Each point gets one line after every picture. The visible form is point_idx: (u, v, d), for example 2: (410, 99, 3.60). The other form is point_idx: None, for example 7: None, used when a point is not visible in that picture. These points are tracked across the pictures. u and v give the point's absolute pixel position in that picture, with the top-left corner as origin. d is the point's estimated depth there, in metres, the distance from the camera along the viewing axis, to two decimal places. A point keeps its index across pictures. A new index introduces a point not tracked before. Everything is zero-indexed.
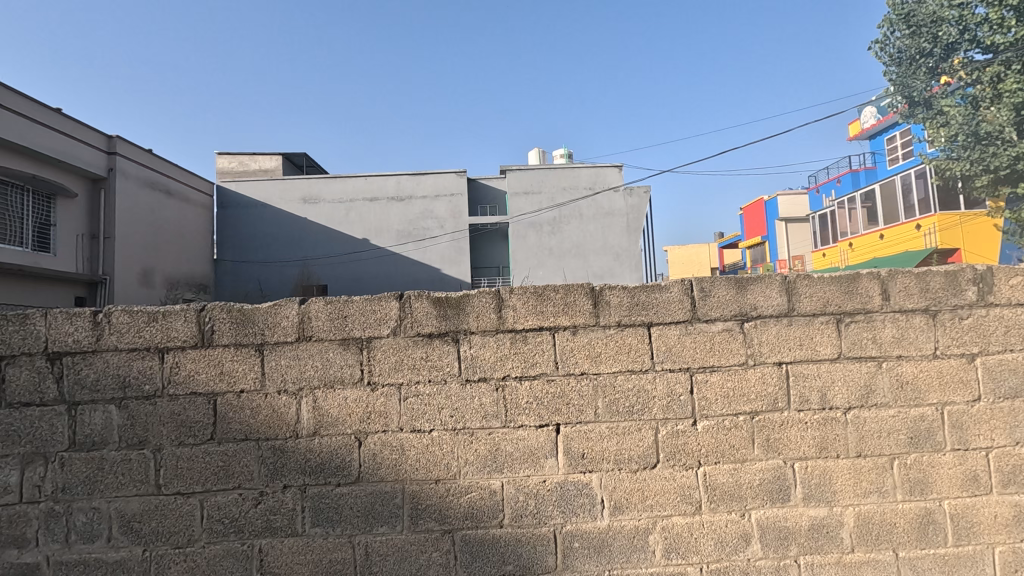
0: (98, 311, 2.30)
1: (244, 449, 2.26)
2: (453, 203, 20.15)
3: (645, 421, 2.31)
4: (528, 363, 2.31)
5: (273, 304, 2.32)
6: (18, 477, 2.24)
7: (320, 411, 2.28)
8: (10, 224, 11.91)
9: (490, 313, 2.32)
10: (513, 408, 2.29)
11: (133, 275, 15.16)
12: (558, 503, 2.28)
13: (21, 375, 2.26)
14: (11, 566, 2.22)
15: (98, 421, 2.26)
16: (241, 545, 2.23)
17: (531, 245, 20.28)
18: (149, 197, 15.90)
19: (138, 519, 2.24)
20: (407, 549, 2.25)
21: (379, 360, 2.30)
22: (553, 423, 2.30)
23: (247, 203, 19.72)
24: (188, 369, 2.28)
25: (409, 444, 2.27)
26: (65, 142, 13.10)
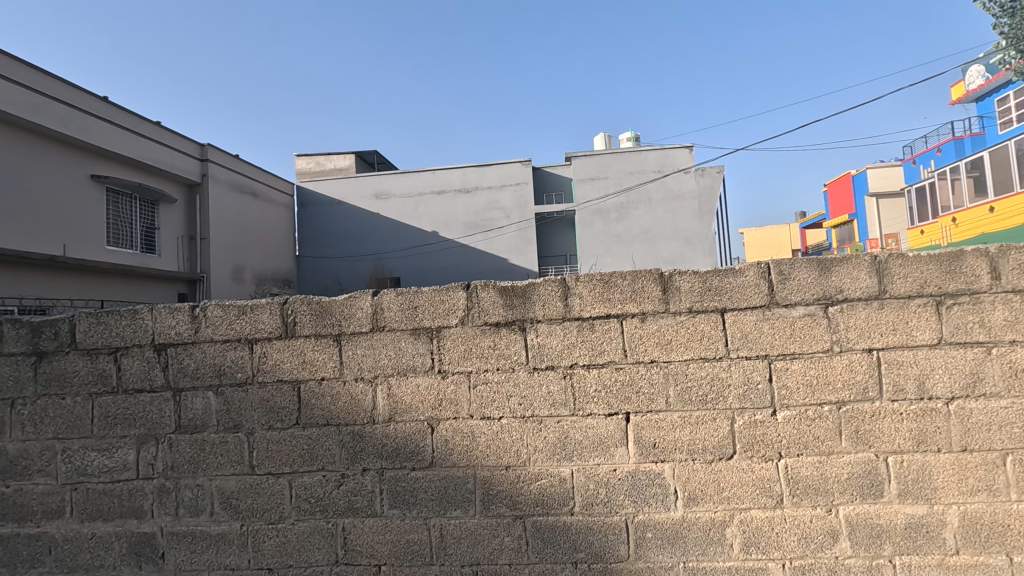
0: (195, 306, 2.50)
1: (326, 434, 2.40)
2: (518, 193, 20.21)
3: (721, 411, 2.23)
4: (596, 352, 2.29)
5: (348, 296, 2.43)
6: (134, 456, 2.50)
7: (395, 398, 2.37)
8: (122, 229, 13.32)
9: (556, 301, 2.31)
10: (581, 397, 2.28)
11: (226, 272, 16.44)
12: (630, 493, 2.24)
13: (134, 364, 2.51)
14: (131, 535, 2.48)
15: (199, 406, 2.47)
16: (326, 523, 2.38)
17: (598, 232, 19.96)
18: (237, 199, 17.15)
19: (236, 495, 2.43)
20: (480, 533, 2.30)
21: (449, 349, 2.36)
22: (622, 411, 2.26)
23: (324, 201, 20.73)
24: (274, 359, 2.44)
25: (478, 431, 2.31)
26: (164, 152, 14.40)
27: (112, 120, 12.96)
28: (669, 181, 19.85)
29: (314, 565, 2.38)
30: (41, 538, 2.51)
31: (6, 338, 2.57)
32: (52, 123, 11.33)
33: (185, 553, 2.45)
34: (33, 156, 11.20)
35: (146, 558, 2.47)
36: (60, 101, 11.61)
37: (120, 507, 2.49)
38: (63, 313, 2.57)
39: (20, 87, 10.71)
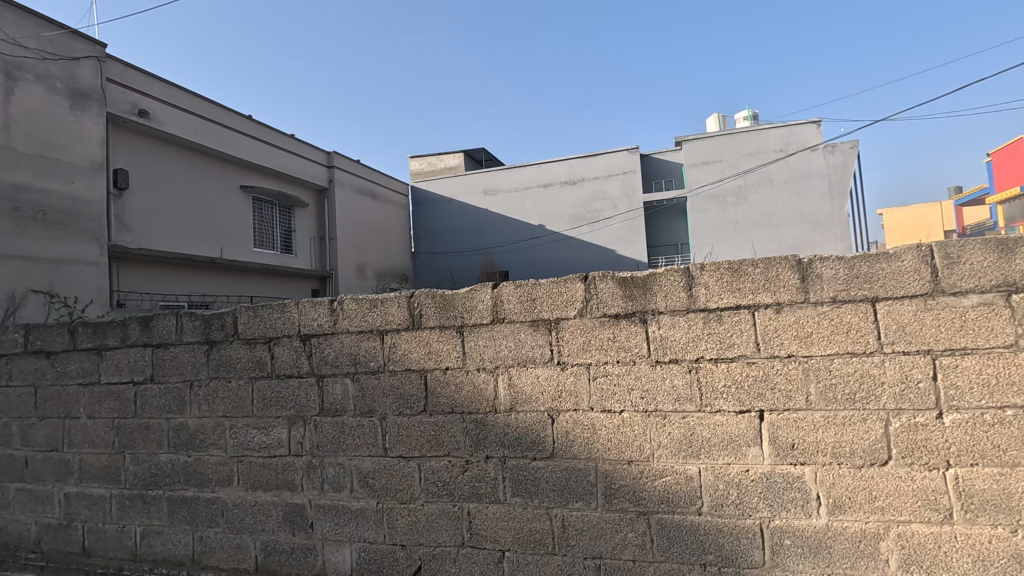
0: (334, 300, 2.73)
1: (451, 421, 2.50)
2: (626, 182, 19.71)
3: (876, 412, 2.00)
4: (726, 345, 2.16)
5: (469, 289, 2.51)
6: (286, 434, 2.78)
7: (515, 388, 2.42)
8: (266, 233, 15.07)
9: (679, 292, 2.21)
10: (709, 391, 2.17)
11: (351, 269, 17.89)
12: (764, 495, 2.10)
13: (285, 352, 2.80)
14: (286, 505, 2.77)
15: (339, 391, 2.70)
16: (453, 506, 2.49)
17: (712, 219, 18.88)
18: (360, 201, 18.57)
19: (373, 475, 2.63)
20: (602, 526, 2.28)
21: (568, 341, 2.35)
22: (755, 408, 2.12)
23: (436, 199, 21.71)
24: (402, 349, 2.59)
25: (599, 424, 2.29)
26: (297, 161, 16.02)
27: (256, 136, 14.67)
28: (793, 160, 18.29)
29: (443, 546, 2.50)
30: (215, 502, 2.89)
31: (185, 328, 2.99)
32: (209, 142, 13.11)
33: (330, 525, 2.69)
34: (195, 172, 13.09)
35: (298, 526, 2.75)
36: (216, 122, 13.36)
37: (276, 479, 2.80)
38: (227, 307, 2.93)
39: (185, 113, 12.51)
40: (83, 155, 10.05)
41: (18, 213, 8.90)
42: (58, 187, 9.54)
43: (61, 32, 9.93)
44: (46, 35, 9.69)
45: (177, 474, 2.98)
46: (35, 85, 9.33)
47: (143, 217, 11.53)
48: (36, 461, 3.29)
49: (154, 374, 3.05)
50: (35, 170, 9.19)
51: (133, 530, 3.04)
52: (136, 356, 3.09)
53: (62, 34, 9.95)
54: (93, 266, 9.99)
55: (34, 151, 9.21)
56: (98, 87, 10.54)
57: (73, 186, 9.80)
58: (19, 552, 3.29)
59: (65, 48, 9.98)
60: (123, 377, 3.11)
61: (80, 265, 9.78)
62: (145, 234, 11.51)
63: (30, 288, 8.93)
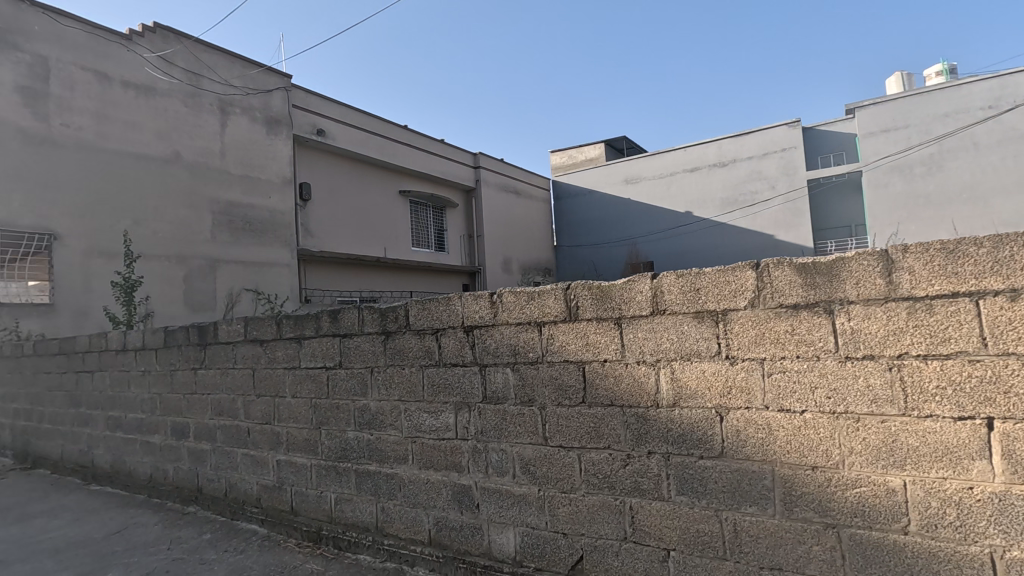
0: (493, 293, 2.85)
1: (611, 413, 2.48)
2: (785, 159, 17.92)
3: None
4: (938, 339, 1.84)
5: (627, 280, 2.46)
6: (453, 419, 2.98)
7: (679, 382, 2.31)
8: (421, 232, 17.28)
9: (876, 278, 1.94)
10: (916, 393, 1.87)
11: (497, 264, 19.08)
12: (997, 519, 1.75)
13: (450, 342, 2.99)
14: (454, 485, 2.97)
15: (500, 380, 2.82)
16: (614, 500, 2.46)
17: (897, 195, 16.37)
18: (504, 198, 19.67)
19: (534, 463, 2.70)
20: (782, 536, 2.09)
21: (737, 334, 2.19)
22: (981, 416, 1.78)
23: (577, 192, 21.69)
24: (560, 340, 2.62)
25: (777, 425, 2.09)
26: (447, 165, 17.75)
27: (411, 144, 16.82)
28: (1006, 119, 15.34)
29: (605, 538, 2.49)
30: (394, 477, 3.20)
31: (365, 320, 3.34)
32: (372, 153, 15.56)
33: (495, 507, 2.82)
34: (362, 180, 15.70)
35: (466, 505, 2.93)
36: (377, 135, 15.75)
37: (445, 460, 3.01)
38: (399, 300, 3.21)
39: (353, 129, 15.05)
40: (276, 173, 13.09)
41: (234, 224, 12.05)
42: (260, 202, 12.67)
43: (257, 70, 12.90)
44: (247, 73, 12.69)
45: (362, 449, 3.35)
46: (241, 117, 12.44)
47: (322, 223, 14.42)
48: (256, 431, 3.93)
49: (341, 360, 3.46)
50: (243, 189, 12.33)
51: (329, 496, 3.49)
52: (327, 344, 3.53)
53: (259, 72, 12.95)
54: (285, 266, 13.05)
55: (242, 172, 12.32)
56: (287, 114, 13.49)
57: (271, 200, 12.90)
58: (246, 505, 3.96)
59: (261, 84, 12.98)
60: (318, 362, 3.58)
61: (277, 267, 12.87)
62: (324, 237, 14.41)
63: (243, 287, 12.08)
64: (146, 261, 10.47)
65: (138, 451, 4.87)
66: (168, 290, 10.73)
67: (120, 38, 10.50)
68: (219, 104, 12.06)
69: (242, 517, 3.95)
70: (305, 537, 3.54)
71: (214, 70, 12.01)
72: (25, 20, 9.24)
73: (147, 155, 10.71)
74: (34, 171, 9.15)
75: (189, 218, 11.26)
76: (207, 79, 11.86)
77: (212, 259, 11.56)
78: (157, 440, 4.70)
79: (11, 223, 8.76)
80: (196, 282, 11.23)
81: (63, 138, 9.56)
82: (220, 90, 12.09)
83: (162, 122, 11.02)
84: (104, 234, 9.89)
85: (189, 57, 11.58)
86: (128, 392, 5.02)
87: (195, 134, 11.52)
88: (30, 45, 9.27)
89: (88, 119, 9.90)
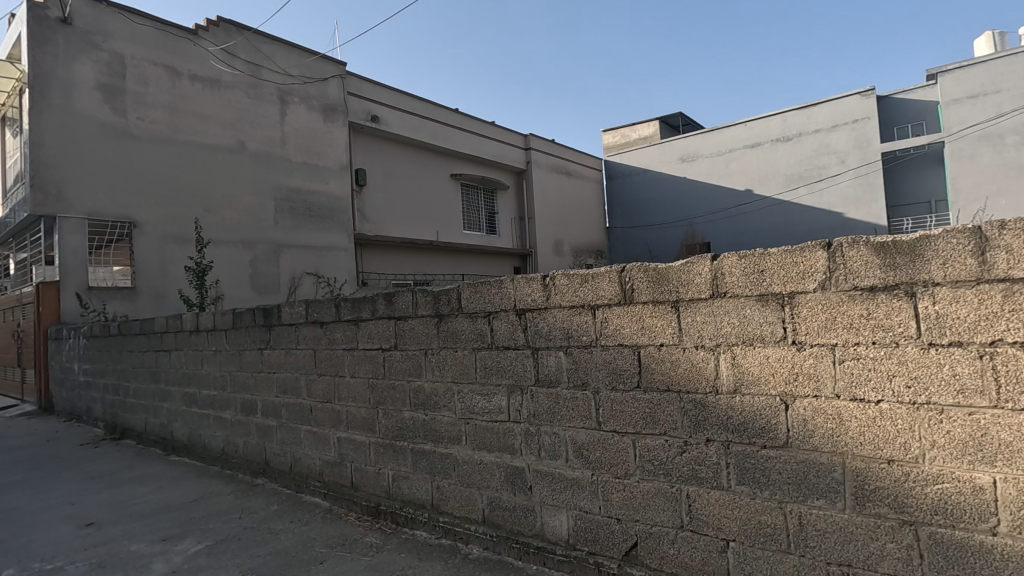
0: (546, 276, 2.82)
1: (668, 399, 2.41)
2: (857, 131, 17.47)
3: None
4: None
5: (686, 262, 2.36)
6: (506, 402, 2.99)
7: (741, 368, 2.21)
8: (472, 216, 17.85)
9: (967, 259, 1.77)
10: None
11: (550, 245, 19.59)
12: None
13: (503, 326, 2.99)
14: (507, 466, 2.99)
15: (552, 363, 2.80)
16: (670, 487, 2.41)
17: (985, 166, 15.97)
18: (556, 179, 20.08)
19: (587, 447, 2.68)
20: (1006, 556, 1.71)
21: (806, 319, 2.06)
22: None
23: (632, 171, 21.93)
24: (615, 324, 2.57)
25: (848, 415, 1.97)
26: (497, 146, 18.16)
27: (461, 127, 17.13)
28: None
29: (662, 525, 2.44)
30: (449, 457, 3.26)
31: (418, 303, 3.39)
32: (424, 137, 16.05)
33: (548, 490, 2.83)
34: (418, 165, 16.38)
35: (519, 487, 2.95)
36: (431, 119, 16.26)
37: (499, 442, 3.03)
38: (452, 283, 3.24)
39: (405, 113, 15.57)
40: (334, 160, 13.57)
41: (295, 211, 12.58)
42: (320, 188, 13.17)
43: (313, 58, 13.29)
44: (303, 61, 13.08)
45: (418, 430, 3.42)
46: (299, 105, 12.89)
47: (377, 209, 15.22)
48: (317, 409, 4.10)
49: (396, 342, 3.53)
50: (304, 175, 12.84)
51: (386, 474, 3.60)
52: (383, 326, 3.61)
53: (315, 60, 13.33)
54: (344, 251, 13.59)
55: (302, 160, 12.83)
56: (341, 100, 13.88)
57: (329, 185, 13.38)
58: (310, 479, 4.16)
59: (316, 72, 13.36)
60: (374, 344, 3.67)
61: (336, 251, 13.43)
62: (379, 222, 15.15)
63: (305, 270, 12.66)
64: (217, 246, 11.17)
65: (212, 425, 5.20)
66: (237, 274, 11.41)
67: (187, 33, 11.02)
68: (279, 94, 12.53)
69: (306, 490, 4.15)
70: (364, 512, 3.68)
71: (273, 59, 12.43)
72: (105, 20, 9.88)
73: (215, 146, 11.27)
74: (117, 163, 9.85)
75: (255, 205, 11.84)
76: (266, 69, 12.29)
77: (275, 244, 12.14)
78: (229, 417, 4.98)
79: (98, 212, 9.52)
80: (262, 266, 11.85)
81: (140, 131, 10.18)
82: (279, 80, 12.54)
83: (228, 113, 11.55)
84: (178, 221, 10.54)
85: (250, 48, 12.04)
86: (201, 369, 5.35)
87: (258, 124, 12.02)
88: (108, 44, 9.89)
89: (163, 113, 10.53)
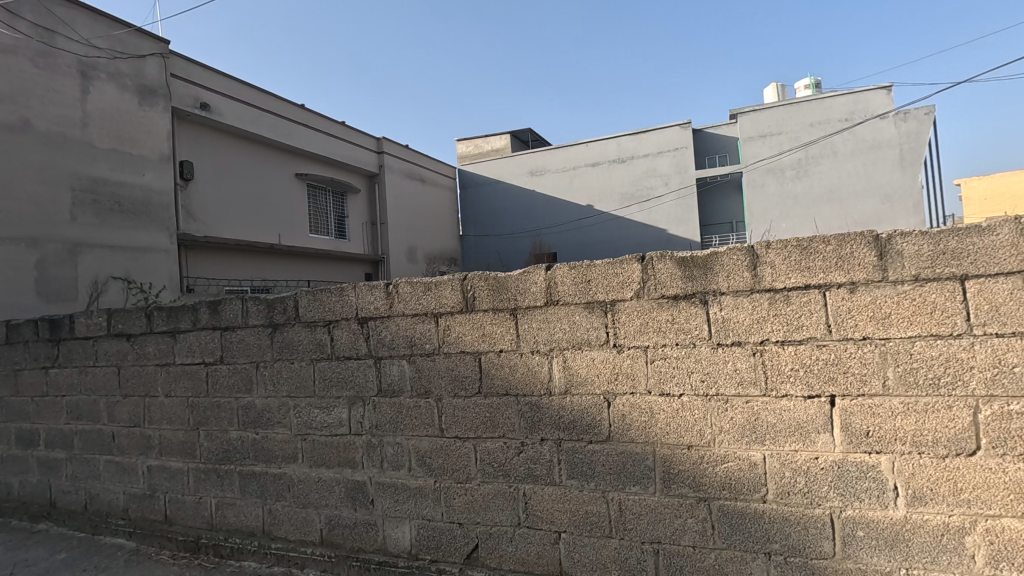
0: (389, 284, 2.77)
1: (506, 403, 2.51)
2: (678, 158, 19.90)
3: (1007, 401, 1.80)
4: (923, 314, 1.89)
5: (523, 271, 2.49)
6: (347, 414, 2.87)
7: (571, 370, 2.39)
8: (320, 219, 16.17)
9: (744, 271, 2.11)
10: (881, 363, 1.94)
11: (403, 252, 19.17)
12: (836, 485, 1.99)
13: (343, 336, 2.87)
14: (348, 482, 2.87)
15: (395, 372, 2.76)
16: (508, 487, 2.51)
17: (772, 195, 18.96)
18: (410, 185, 19.81)
19: (430, 455, 2.68)
20: (771, 518, 2.08)
21: (624, 323, 2.30)
22: (972, 442, 1.84)
23: (485, 181, 22.54)
24: (457, 331, 2.61)
25: (657, 408, 2.24)
26: (347, 147, 17.05)
27: (307, 124, 15.44)
28: (860, 129, 18.06)
29: (500, 525, 2.53)
30: (282, 477, 3.03)
31: (249, 312, 3.12)
32: (267, 133, 13.99)
33: (390, 502, 2.77)
34: None
35: (360, 502, 2.84)
36: (272, 113, 14.19)
37: (338, 457, 2.90)
38: (288, 291, 3.03)
39: (243, 104, 13.29)
40: (153, 149, 10.80)
41: None
42: None
43: (127, 30, 10.49)
44: (112, 34, 10.25)
45: (247, 451, 3.13)
46: None
47: (207, 207, 12.44)
48: (122, 435, 3.54)
49: (222, 355, 3.20)
50: None
51: (209, 501, 3.24)
52: (206, 339, 3.25)
53: (127, 33, 10.52)
54: None
55: None
56: (163, 83, 11.23)
57: None
58: (111, 518, 3.57)
59: (132, 48, 10.60)
60: (195, 358, 3.29)
61: None
62: (211, 224, 12.42)
63: None
64: None
65: None
66: None
67: None
68: None
69: (106, 531, 3.55)
70: (181, 548, 3.26)
71: (71, 26, 9.55)
72: None
73: None
74: None
75: None
76: (62, 36, 9.37)
77: None
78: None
79: None
80: None
81: None
82: (79, 51, 9.65)
83: None
84: None
85: None
86: None
87: (50, 101, 9.10)
88: None
89: None
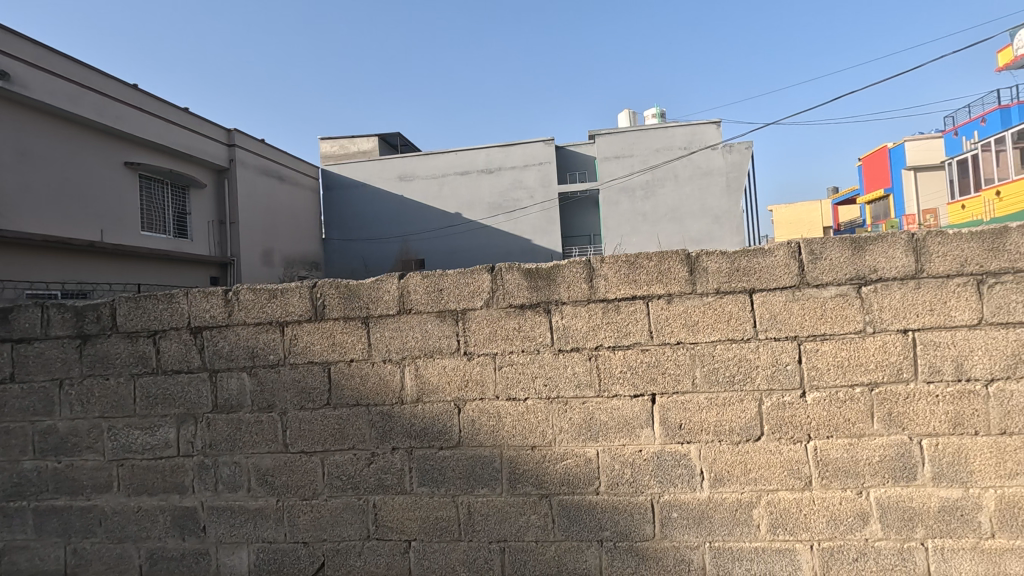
0: (228, 290, 2.58)
1: (356, 414, 2.46)
2: (543, 172, 20.91)
3: (781, 394, 2.18)
4: (721, 322, 2.22)
5: (375, 279, 2.47)
6: (175, 434, 2.60)
7: (422, 378, 2.41)
8: (155, 214, 14.27)
9: (581, 282, 2.31)
10: (691, 363, 2.24)
11: (257, 254, 17.61)
12: (655, 473, 2.25)
13: (172, 347, 2.61)
14: (175, 509, 2.59)
15: (233, 386, 2.56)
16: (358, 500, 2.45)
17: (624, 211, 20.72)
18: (266, 183, 18.33)
19: (272, 472, 2.53)
20: (602, 508, 2.28)
21: (475, 331, 2.38)
22: (757, 429, 2.19)
23: (350, 183, 21.68)
24: (305, 341, 2.50)
25: (504, 411, 2.34)
26: (193, 138, 15.21)
27: (139, 107, 13.56)
28: (697, 157, 20.46)
29: (349, 539, 2.46)
30: (91, 511, 2.65)
31: (52, 321, 2.69)
32: (87, 113, 12.08)
33: (225, 526, 2.56)
34: None
35: (189, 530, 2.59)
36: (93, 91, 12.31)
37: (164, 482, 2.61)
38: (104, 297, 2.67)
39: (54, 78, 11.33)
40: None
41: None
42: None
43: None
44: None
45: (45, 483, 2.68)
46: None
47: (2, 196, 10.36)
48: None
49: (13, 372, 2.72)
50: None
51: None
52: None
53: None
54: None
55: None
56: None
57: None
58: None
59: None
60: None
61: None
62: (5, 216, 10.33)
63: None
64: None
65: None
66: None
67: None
68: None
69: None
70: None
71: None
72: None
73: None
74: None
75: None
76: None
77: None
78: None
79: None
80: None
81: None
82: None
83: None
84: None
85: None
86: None
87: None
88: None
89: None
